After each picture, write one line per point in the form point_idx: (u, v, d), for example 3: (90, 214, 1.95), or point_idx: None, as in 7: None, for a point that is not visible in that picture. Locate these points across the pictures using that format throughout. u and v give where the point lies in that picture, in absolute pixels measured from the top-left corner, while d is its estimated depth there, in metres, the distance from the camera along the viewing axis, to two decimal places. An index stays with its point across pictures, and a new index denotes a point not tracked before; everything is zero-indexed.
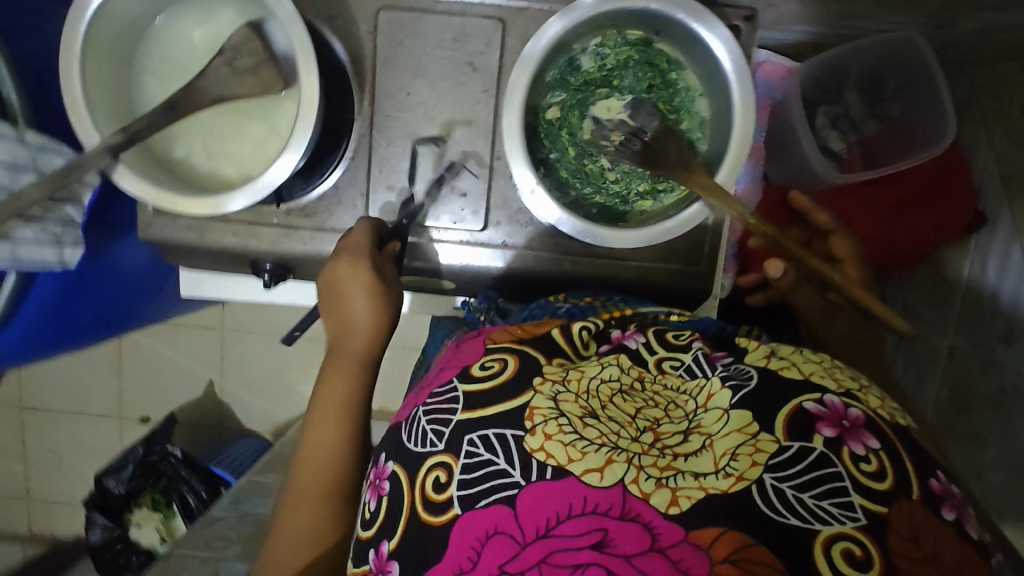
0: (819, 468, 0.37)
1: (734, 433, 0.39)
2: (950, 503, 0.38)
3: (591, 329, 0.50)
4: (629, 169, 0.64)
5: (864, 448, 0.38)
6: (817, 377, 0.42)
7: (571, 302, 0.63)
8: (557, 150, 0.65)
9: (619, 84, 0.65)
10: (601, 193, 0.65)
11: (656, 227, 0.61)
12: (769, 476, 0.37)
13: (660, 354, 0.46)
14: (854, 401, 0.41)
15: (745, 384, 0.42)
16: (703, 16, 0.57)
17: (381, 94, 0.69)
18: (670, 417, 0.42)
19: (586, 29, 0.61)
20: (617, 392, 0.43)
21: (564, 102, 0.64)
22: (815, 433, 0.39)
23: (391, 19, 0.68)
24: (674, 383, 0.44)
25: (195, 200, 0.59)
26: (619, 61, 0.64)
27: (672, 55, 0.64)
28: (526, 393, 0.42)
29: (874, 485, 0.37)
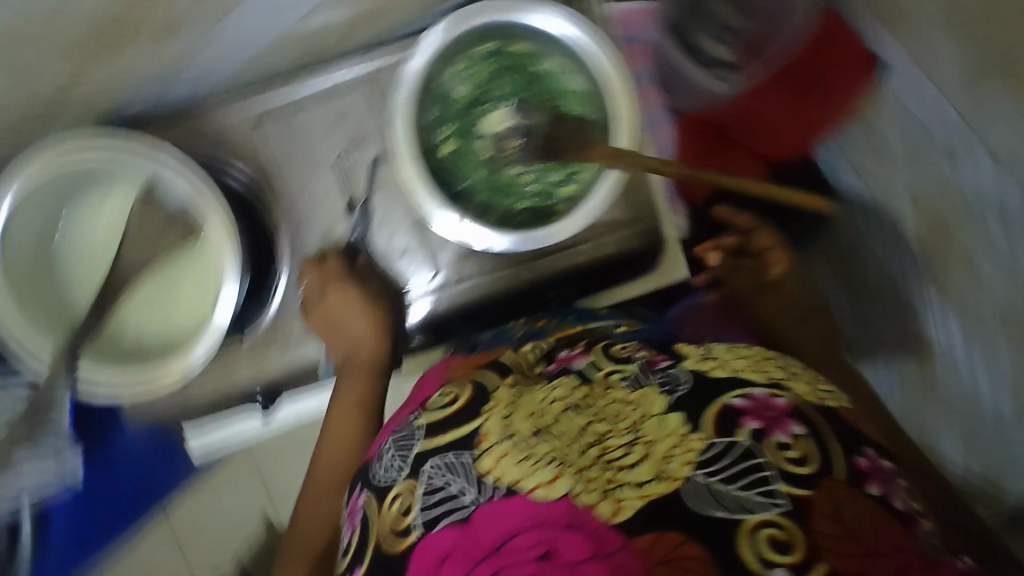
0: (749, 459, 0.37)
1: (666, 437, 0.39)
2: (874, 477, 0.38)
3: (537, 351, 0.54)
4: (540, 167, 0.65)
5: (788, 436, 0.38)
6: (748, 373, 0.44)
7: (526, 327, 0.64)
8: (467, 178, 0.66)
9: (496, 95, 0.67)
10: (524, 198, 0.67)
11: (584, 207, 0.62)
12: (700, 472, 0.37)
13: (605, 369, 0.48)
14: (779, 392, 0.41)
15: (676, 388, 0.43)
16: (532, 7, 0.62)
17: (291, 199, 0.71)
18: (616, 428, 0.41)
19: (443, 61, 0.63)
20: (566, 409, 0.44)
21: (455, 134, 0.66)
22: (743, 427, 0.38)
23: (271, 128, 0.71)
24: (623, 395, 0.44)
25: (167, 368, 0.60)
26: (487, 76, 0.66)
27: (530, 51, 0.66)
28: (478, 418, 0.45)
29: (797, 471, 0.36)
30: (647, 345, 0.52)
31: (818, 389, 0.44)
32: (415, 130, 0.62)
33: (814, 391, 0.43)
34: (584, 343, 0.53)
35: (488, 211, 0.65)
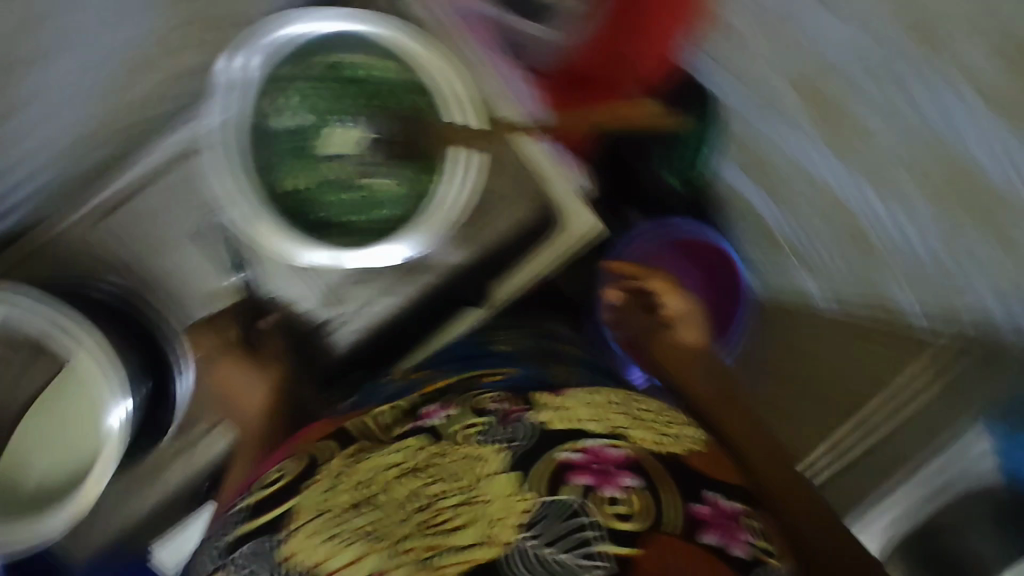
0: (572, 518, 0.39)
1: (504, 499, 0.40)
2: (713, 524, 0.41)
3: (392, 413, 0.51)
4: (392, 172, 0.62)
5: (619, 489, 0.40)
6: (575, 422, 0.45)
7: (401, 380, 0.64)
8: (323, 207, 0.62)
9: (326, 114, 0.63)
10: (388, 208, 0.62)
11: (444, 202, 0.61)
12: (525, 538, 0.38)
13: (458, 423, 0.46)
14: (618, 441, 0.43)
15: (512, 445, 0.43)
16: (324, 14, 0.60)
17: (157, 291, 0.69)
18: (453, 487, 0.41)
19: (258, 99, 0.61)
20: (399, 472, 0.43)
21: (296, 167, 0.62)
22: (569, 483, 0.40)
23: (117, 224, 0.68)
24: (472, 450, 0.43)
25: (73, 504, 0.58)
26: (307, 99, 0.63)
27: (343, 58, 0.63)
28: (297, 497, 0.44)
29: (623, 526, 0.39)
30: (513, 399, 0.49)
31: (662, 434, 0.46)
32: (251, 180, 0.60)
33: (658, 437, 0.45)
34: (444, 400, 0.51)
35: (355, 233, 0.62)
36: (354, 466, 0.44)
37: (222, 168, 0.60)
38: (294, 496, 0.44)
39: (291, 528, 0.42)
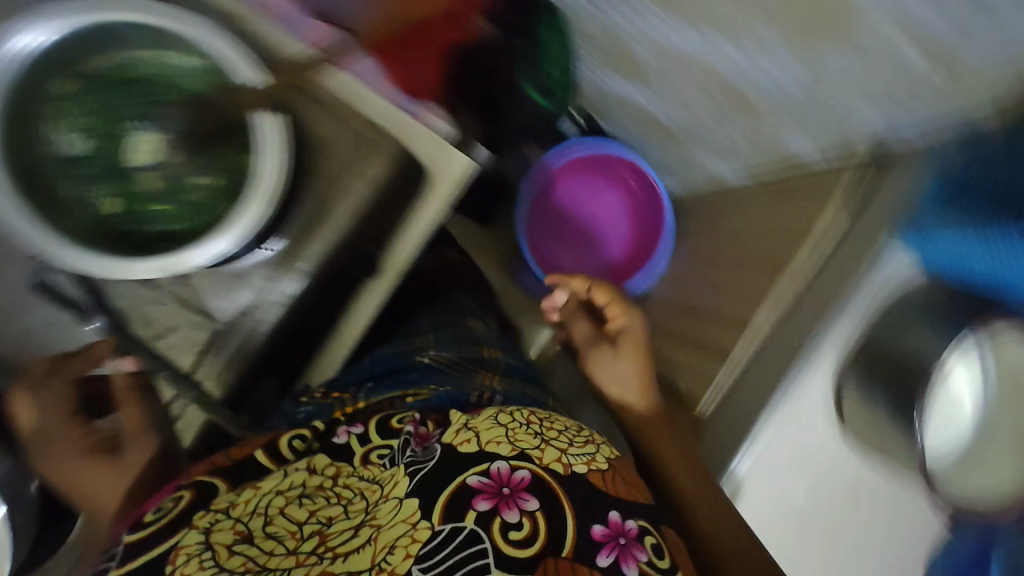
0: (467, 552, 0.55)
1: (399, 524, 0.58)
2: (607, 545, 0.58)
3: (302, 438, 0.71)
4: (207, 162, 0.70)
5: (516, 517, 0.58)
6: (493, 445, 0.64)
7: (313, 402, 0.79)
8: (156, 214, 0.71)
9: (123, 123, 0.71)
10: (213, 194, 0.71)
11: (270, 177, 0.62)
12: (416, 565, 0.54)
13: (369, 446, 0.70)
14: (522, 465, 0.62)
15: (423, 466, 0.63)
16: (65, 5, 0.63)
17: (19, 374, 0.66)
18: (344, 513, 0.61)
19: (45, 123, 0.68)
20: (291, 504, 0.61)
21: (107, 182, 0.71)
22: (473, 509, 0.58)
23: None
24: (371, 474, 0.66)
25: None
26: (92, 112, 0.71)
27: (119, 60, 0.70)
28: (183, 530, 0.57)
29: (520, 552, 0.56)
30: (427, 415, 0.75)
31: (568, 457, 0.64)
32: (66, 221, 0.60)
33: (561, 459, 0.63)
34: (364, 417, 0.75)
35: (195, 230, 0.70)
36: (248, 494, 0.61)
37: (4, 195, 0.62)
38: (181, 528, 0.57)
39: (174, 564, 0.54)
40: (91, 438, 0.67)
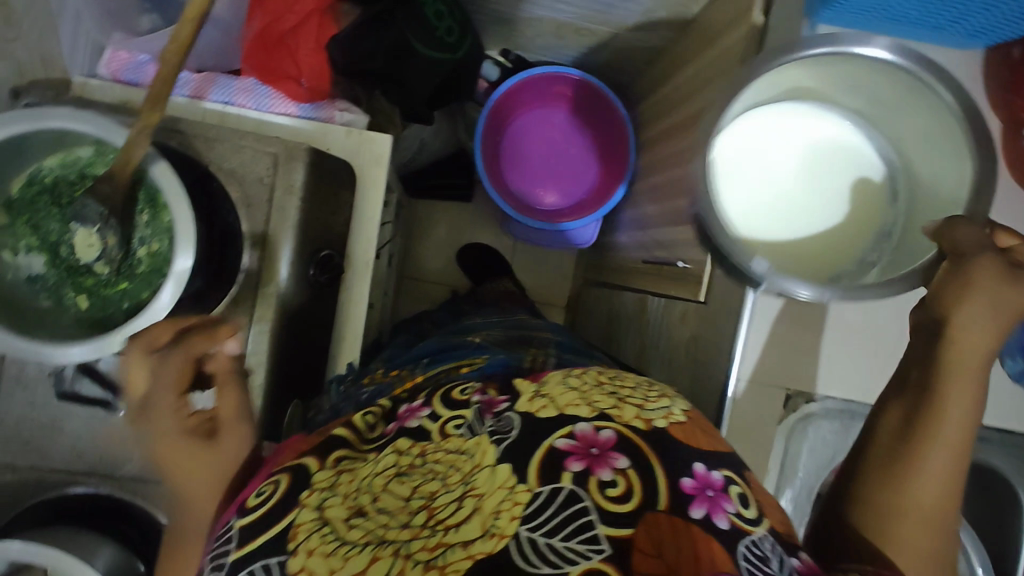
0: (568, 504, 0.38)
1: (498, 490, 0.39)
2: (698, 498, 0.40)
3: (376, 413, 0.51)
4: (140, 226, 0.61)
5: (611, 472, 0.40)
6: (572, 408, 0.44)
7: (375, 383, 0.63)
8: (115, 299, 0.61)
9: (39, 223, 0.60)
10: (145, 256, 0.61)
11: (179, 216, 0.58)
12: (524, 529, 0.37)
13: (442, 418, 0.46)
14: (605, 422, 0.43)
15: (508, 434, 0.43)
16: (36, 112, 0.55)
17: (84, 464, 0.68)
18: (446, 485, 0.41)
19: None
20: (393, 476, 0.42)
21: (67, 287, 0.61)
22: (566, 471, 0.40)
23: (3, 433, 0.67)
24: (455, 444, 0.44)
25: None
26: (18, 218, 0.60)
27: (57, 161, 0.60)
28: (290, 513, 0.41)
29: (619, 509, 0.38)
30: (489, 383, 0.52)
31: (646, 409, 0.45)
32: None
33: (641, 414, 0.44)
34: (425, 395, 0.51)
35: (137, 302, 0.61)
36: (349, 475, 0.43)
37: (66, 351, 0.57)
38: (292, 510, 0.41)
39: (296, 542, 0.39)
40: (197, 419, 0.53)
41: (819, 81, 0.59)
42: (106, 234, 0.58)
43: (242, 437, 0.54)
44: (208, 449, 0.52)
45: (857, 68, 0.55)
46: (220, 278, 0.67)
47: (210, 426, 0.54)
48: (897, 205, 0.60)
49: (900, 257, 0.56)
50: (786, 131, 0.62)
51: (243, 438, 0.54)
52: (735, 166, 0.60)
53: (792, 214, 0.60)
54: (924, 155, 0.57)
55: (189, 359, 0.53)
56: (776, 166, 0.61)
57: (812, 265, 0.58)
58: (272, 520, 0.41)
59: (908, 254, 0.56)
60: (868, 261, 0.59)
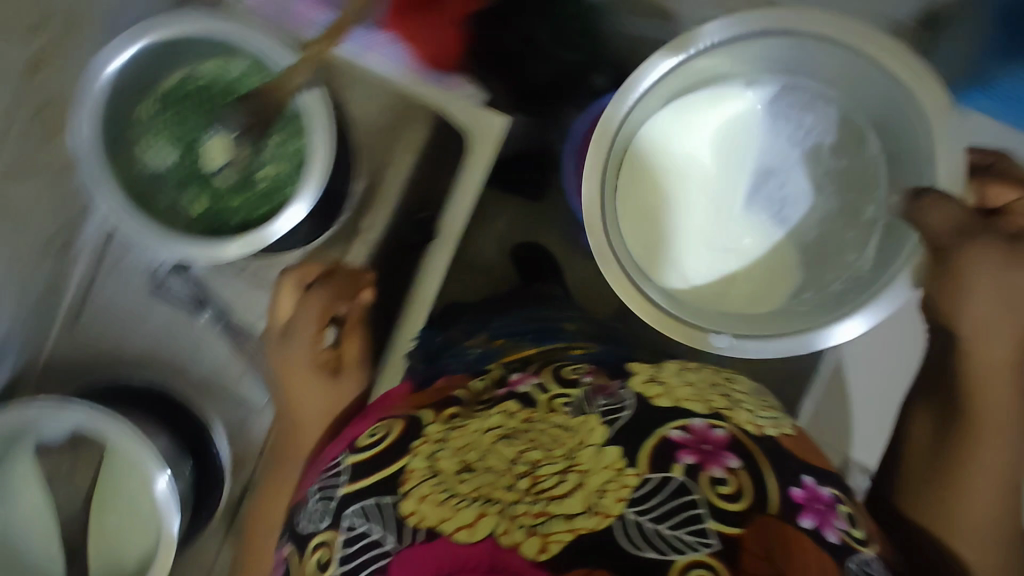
0: (676, 496, 0.40)
1: (604, 470, 0.42)
2: (807, 509, 0.42)
3: (489, 378, 0.56)
4: (271, 147, 0.63)
5: (722, 471, 0.42)
6: (687, 403, 0.47)
7: (481, 347, 0.66)
8: (229, 209, 0.64)
9: (182, 123, 0.63)
10: (269, 177, 0.64)
11: (314, 147, 0.59)
12: (629, 510, 0.40)
13: (550, 390, 0.50)
14: (718, 422, 0.45)
15: (620, 412, 0.46)
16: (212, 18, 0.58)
17: (155, 358, 0.71)
18: (550, 456, 0.44)
19: (116, 134, 0.60)
20: (499, 436, 0.46)
21: (189, 186, 0.63)
22: (676, 463, 0.42)
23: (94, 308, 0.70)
24: (562, 419, 0.47)
25: None
26: (168, 115, 0.63)
27: (212, 69, 0.63)
28: (403, 457, 0.46)
29: (730, 507, 0.40)
30: (598, 368, 0.55)
31: (758, 415, 0.47)
32: (126, 192, 0.58)
33: (754, 419, 0.47)
34: (533, 368, 0.55)
35: (250, 216, 0.63)
36: (460, 430, 0.47)
37: (169, 241, 0.59)
38: (404, 455, 0.46)
39: (406, 487, 0.43)
40: (325, 356, 0.64)
41: (704, 73, 0.62)
42: (239, 145, 0.61)
43: (352, 381, 0.65)
44: (332, 384, 0.63)
45: (694, 72, 0.61)
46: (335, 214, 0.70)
47: (333, 363, 0.64)
48: (767, 136, 0.65)
49: (847, 198, 0.64)
50: (648, 154, 0.64)
51: (357, 380, 0.65)
52: (679, 215, 0.65)
53: (768, 213, 0.65)
54: (846, 86, 0.62)
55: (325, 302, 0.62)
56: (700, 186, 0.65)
57: (807, 264, 0.64)
58: (388, 460, 0.46)
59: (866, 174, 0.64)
60: (867, 220, 0.63)
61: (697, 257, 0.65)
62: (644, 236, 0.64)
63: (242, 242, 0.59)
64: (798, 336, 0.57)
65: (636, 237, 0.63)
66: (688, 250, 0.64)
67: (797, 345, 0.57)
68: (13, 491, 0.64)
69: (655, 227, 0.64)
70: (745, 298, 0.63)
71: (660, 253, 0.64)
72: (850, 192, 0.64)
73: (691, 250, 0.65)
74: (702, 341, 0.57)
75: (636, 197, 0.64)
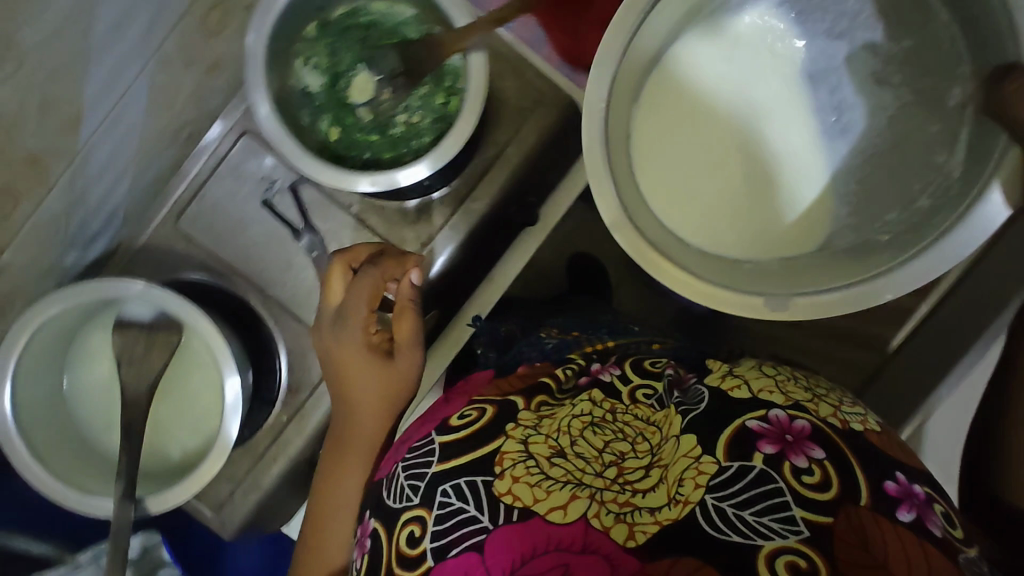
0: (759, 484, 0.40)
1: (681, 458, 0.43)
2: (905, 503, 0.40)
3: (573, 368, 0.58)
4: (417, 97, 0.64)
5: (806, 460, 0.41)
6: (766, 393, 0.46)
7: (557, 338, 0.70)
8: (364, 147, 0.66)
9: (343, 60, 0.65)
10: (408, 122, 0.65)
11: (465, 110, 0.61)
12: (709, 496, 0.40)
13: (632, 384, 0.53)
14: (799, 413, 0.44)
15: (695, 406, 0.47)
16: None
17: (244, 266, 0.73)
18: (636, 449, 0.46)
19: (281, 59, 0.62)
20: (587, 424, 0.48)
21: (332, 117, 0.65)
22: (756, 451, 0.42)
23: (199, 205, 0.72)
24: (645, 413, 0.50)
25: (173, 491, 0.62)
26: (328, 49, 0.65)
27: (378, 10, 0.65)
28: (497, 439, 0.47)
29: (818, 497, 0.39)
30: (676, 363, 0.58)
31: (840, 410, 0.46)
32: (276, 104, 0.60)
33: (836, 413, 0.45)
34: (615, 359, 0.58)
35: (384, 156, 0.66)
36: (551, 419, 0.49)
37: (300, 156, 0.61)
38: (495, 438, 0.47)
39: (501, 468, 0.45)
40: (379, 338, 0.59)
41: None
42: (385, 89, 0.62)
43: (409, 369, 0.58)
44: (389, 368, 0.58)
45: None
46: (453, 175, 0.70)
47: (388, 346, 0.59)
48: (785, 22, 0.56)
49: (920, 89, 0.55)
50: (656, 98, 0.57)
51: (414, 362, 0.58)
52: (720, 160, 0.57)
53: (823, 125, 0.57)
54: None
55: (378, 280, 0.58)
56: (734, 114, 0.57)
57: (875, 184, 0.56)
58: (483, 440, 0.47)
59: (929, 46, 0.55)
60: (953, 106, 0.54)
61: (759, 204, 0.57)
62: (692, 204, 0.57)
63: (377, 185, 0.62)
64: (864, 289, 0.51)
65: (683, 215, 0.57)
66: (745, 203, 0.57)
67: (861, 303, 0.51)
68: (89, 357, 0.68)
69: (699, 184, 0.57)
70: (833, 233, 0.57)
71: (717, 206, 0.57)
72: (919, 79, 0.55)
73: (755, 199, 0.57)
74: (768, 311, 0.52)
75: (665, 159, 0.57)
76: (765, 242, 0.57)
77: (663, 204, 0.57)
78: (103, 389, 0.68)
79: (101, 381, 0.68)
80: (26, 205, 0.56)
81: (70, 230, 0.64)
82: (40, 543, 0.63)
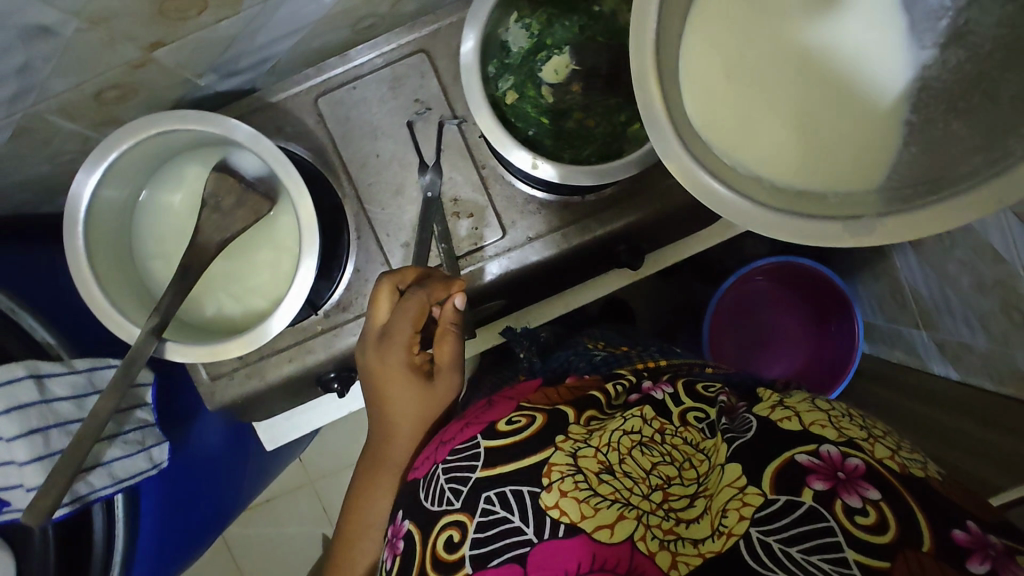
0: (811, 522, 0.38)
1: (726, 488, 0.41)
2: (976, 553, 0.35)
3: (625, 384, 0.55)
4: (604, 105, 0.64)
5: (861, 500, 0.38)
6: (817, 427, 0.43)
7: (605, 351, 0.69)
8: (532, 125, 0.64)
9: (554, 40, 0.64)
10: (581, 120, 0.65)
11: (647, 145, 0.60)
12: (754, 529, 0.38)
13: (685, 405, 0.49)
14: (853, 450, 0.40)
15: (743, 435, 0.45)
16: None
17: (355, 165, 0.71)
18: (683, 476, 0.44)
19: (502, 10, 0.61)
20: (637, 444, 0.45)
21: (516, 83, 0.64)
22: (807, 488, 0.39)
23: (342, 94, 0.71)
24: (694, 438, 0.47)
25: (194, 348, 0.60)
26: (546, 20, 0.64)
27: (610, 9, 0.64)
28: (546, 449, 0.45)
29: (873, 540, 0.36)
30: (730, 391, 0.54)
31: (902, 453, 0.42)
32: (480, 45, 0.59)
33: (897, 457, 0.41)
34: (667, 376, 0.55)
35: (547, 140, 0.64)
36: (599, 428, 0.47)
37: (478, 95, 0.59)
38: (540, 453, 0.45)
39: (549, 480, 0.42)
40: (420, 360, 0.58)
41: None
42: None
43: (447, 396, 0.58)
44: (428, 390, 0.57)
45: None
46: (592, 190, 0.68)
47: (427, 369, 0.58)
48: None
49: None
50: (714, 1, 0.43)
51: (452, 385, 0.59)
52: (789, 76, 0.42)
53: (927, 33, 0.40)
54: None
55: (426, 300, 0.57)
56: (815, 19, 0.42)
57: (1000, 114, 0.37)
58: (537, 448, 0.45)
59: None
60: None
61: (842, 130, 0.42)
62: (765, 133, 0.42)
63: (529, 165, 0.60)
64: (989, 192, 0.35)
65: (747, 140, 0.42)
66: (840, 131, 0.42)
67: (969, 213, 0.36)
68: (180, 183, 0.66)
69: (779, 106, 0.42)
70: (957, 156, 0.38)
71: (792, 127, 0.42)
72: None
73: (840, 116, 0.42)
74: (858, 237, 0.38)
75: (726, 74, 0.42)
76: (853, 170, 0.41)
77: (729, 139, 0.42)
78: (176, 220, 0.66)
79: (177, 213, 0.66)
80: (207, 18, 0.53)
81: (221, 56, 0.62)
82: (46, 330, 0.63)
